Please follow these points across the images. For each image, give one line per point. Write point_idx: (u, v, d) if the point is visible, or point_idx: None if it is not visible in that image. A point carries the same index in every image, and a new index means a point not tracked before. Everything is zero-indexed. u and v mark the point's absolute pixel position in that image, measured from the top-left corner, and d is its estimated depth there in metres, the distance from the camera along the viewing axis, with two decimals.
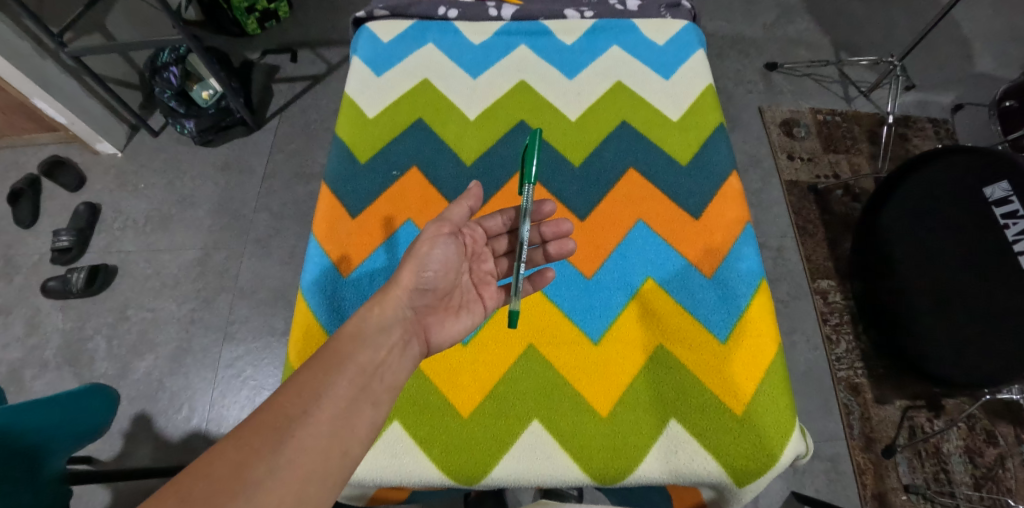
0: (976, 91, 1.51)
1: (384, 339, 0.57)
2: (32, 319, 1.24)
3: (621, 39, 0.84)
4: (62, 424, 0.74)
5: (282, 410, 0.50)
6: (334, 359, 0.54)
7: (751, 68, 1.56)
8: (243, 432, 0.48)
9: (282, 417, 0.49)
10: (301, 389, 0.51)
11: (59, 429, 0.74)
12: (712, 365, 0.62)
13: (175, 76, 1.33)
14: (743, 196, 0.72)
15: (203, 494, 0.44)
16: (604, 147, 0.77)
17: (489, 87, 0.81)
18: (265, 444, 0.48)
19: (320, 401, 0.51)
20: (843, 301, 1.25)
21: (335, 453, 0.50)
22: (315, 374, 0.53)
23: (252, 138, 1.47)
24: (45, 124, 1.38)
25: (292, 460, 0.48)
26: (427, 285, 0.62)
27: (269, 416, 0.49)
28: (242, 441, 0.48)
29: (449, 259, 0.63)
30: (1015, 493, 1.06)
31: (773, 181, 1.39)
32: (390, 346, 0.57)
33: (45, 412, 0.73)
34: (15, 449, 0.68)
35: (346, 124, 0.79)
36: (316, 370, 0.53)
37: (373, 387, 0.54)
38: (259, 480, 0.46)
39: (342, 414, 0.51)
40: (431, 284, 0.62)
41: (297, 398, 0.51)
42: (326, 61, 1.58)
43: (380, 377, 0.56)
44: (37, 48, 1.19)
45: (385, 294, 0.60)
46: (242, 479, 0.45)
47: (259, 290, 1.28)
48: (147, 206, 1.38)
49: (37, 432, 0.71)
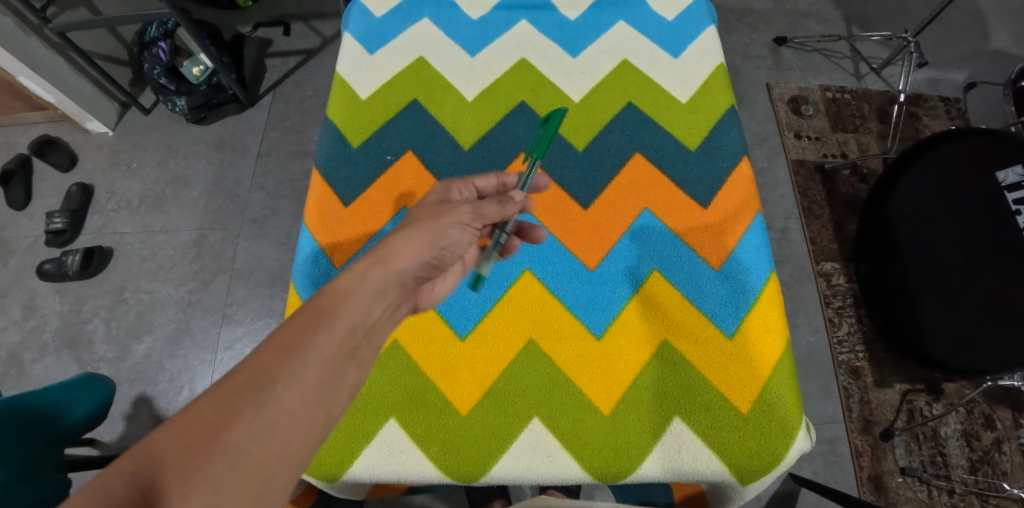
0: (990, 69, 1.46)
1: (378, 301, 0.50)
2: (30, 302, 1.23)
3: (627, 13, 0.80)
4: (66, 403, 0.77)
5: (264, 368, 0.43)
6: (322, 317, 0.47)
7: (759, 42, 1.51)
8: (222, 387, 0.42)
9: (265, 377, 0.42)
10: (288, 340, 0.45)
11: (65, 408, 0.76)
12: (718, 362, 0.61)
13: (163, 52, 1.28)
14: (753, 184, 0.70)
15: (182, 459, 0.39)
16: (610, 131, 0.74)
17: (488, 66, 0.77)
18: (246, 403, 0.41)
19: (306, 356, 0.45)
20: (846, 284, 1.23)
21: (318, 419, 0.44)
22: (299, 333, 0.45)
23: (245, 115, 1.43)
24: (32, 102, 1.34)
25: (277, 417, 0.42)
26: (440, 259, 0.55)
27: (250, 375, 0.42)
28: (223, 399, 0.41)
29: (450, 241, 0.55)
30: (1010, 476, 1.07)
31: (779, 160, 1.36)
32: (385, 309, 0.50)
33: (50, 393, 0.75)
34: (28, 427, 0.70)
35: (338, 106, 0.76)
36: (300, 324, 0.46)
37: (363, 351, 0.48)
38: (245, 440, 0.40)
39: (330, 377, 0.45)
40: (444, 259, 0.55)
41: (281, 359, 0.43)
42: (319, 34, 1.53)
43: (369, 341, 0.49)
44: (20, 25, 1.15)
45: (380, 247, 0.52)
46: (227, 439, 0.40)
47: (257, 272, 1.26)
48: (140, 186, 1.35)
49: (46, 408, 0.74)
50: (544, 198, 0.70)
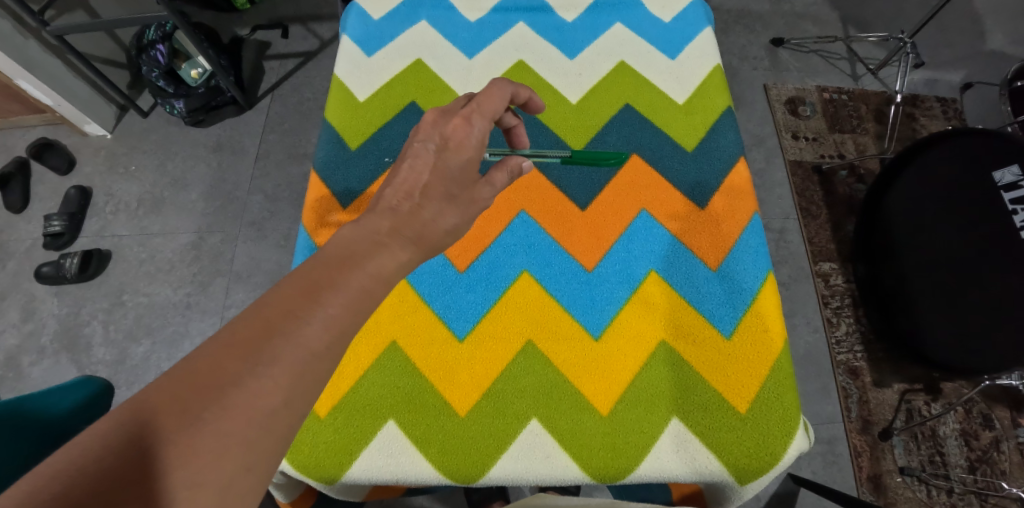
0: (985, 70, 1.47)
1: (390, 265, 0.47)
2: (28, 305, 1.23)
3: (623, 15, 0.80)
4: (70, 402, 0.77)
5: (272, 316, 0.40)
6: (337, 273, 0.44)
7: (756, 43, 1.52)
8: (229, 339, 0.38)
9: (274, 328, 0.39)
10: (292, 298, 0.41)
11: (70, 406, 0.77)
12: (716, 362, 0.61)
13: (162, 55, 1.29)
14: (751, 184, 0.70)
15: (175, 422, 0.35)
16: (607, 132, 0.74)
17: (486, 68, 0.78)
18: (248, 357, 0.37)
19: (314, 314, 0.41)
20: (844, 284, 1.24)
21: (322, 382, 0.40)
22: (311, 288, 0.42)
23: (244, 118, 1.43)
24: (31, 105, 1.34)
25: (276, 379, 0.38)
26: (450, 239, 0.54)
27: (256, 325, 0.39)
28: (221, 355, 0.37)
29: (462, 226, 0.54)
30: (1008, 475, 1.07)
31: (777, 161, 1.37)
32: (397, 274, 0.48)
33: (54, 395, 0.76)
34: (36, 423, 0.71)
35: (336, 109, 0.76)
36: (301, 283, 0.42)
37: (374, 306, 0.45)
38: (245, 405, 0.36)
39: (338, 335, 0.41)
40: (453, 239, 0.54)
41: (289, 311, 0.40)
42: (318, 37, 1.53)
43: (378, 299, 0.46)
44: (18, 27, 1.14)
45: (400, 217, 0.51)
46: (221, 396, 0.36)
47: (255, 274, 1.26)
48: (139, 189, 1.35)
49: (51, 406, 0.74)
50: (542, 199, 0.70)
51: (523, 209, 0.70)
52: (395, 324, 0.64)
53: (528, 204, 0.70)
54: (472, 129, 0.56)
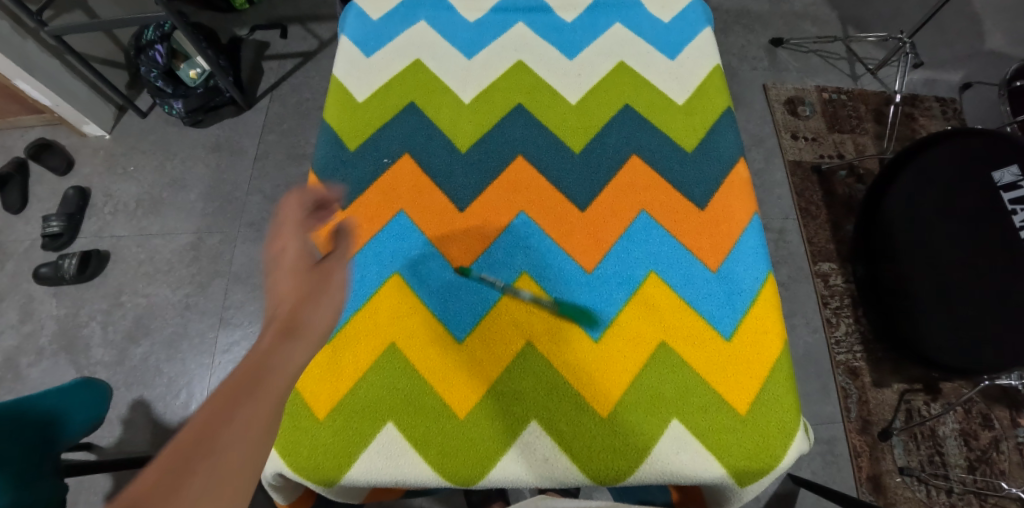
0: (984, 70, 1.47)
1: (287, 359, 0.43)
2: (26, 306, 1.22)
3: (623, 15, 0.80)
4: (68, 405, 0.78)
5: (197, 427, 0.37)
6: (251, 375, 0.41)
7: (755, 43, 1.52)
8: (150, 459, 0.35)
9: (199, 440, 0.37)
10: (202, 419, 0.37)
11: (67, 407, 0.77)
12: (715, 363, 0.61)
13: (161, 55, 1.28)
14: (750, 185, 0.70)
15: None
16: (607, 133, 0.74)
17: (484, 68, 0.77)
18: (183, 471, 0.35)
19: (243, 413, 0.39)
20: (843, 284, 1.24)
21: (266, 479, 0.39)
22: (223, 397, 0.39)
23: (243, 118, 1.43)
24: (29, 106, 1.34)
25: (214, 485, 0.36)
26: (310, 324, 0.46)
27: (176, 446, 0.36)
28: (147, 477, 0.35)
29: (314, 312, 0.47)
30: (1007, 475, 1.07)
31: (776, 161, 1.37)
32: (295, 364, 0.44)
33: (52, 397, 0.77)
34: (33, 423, 0.71)
35: (335, 110, 0.75)
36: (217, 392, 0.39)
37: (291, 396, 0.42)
38: None
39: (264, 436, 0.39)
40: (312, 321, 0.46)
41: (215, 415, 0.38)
42: (317, 37, 1.53)
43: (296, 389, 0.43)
44: (16, 28, 1.14)
45: (290, 315, 0.46)
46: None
47: (254, 275, 1.26)
48: (137, 189, 1.35)
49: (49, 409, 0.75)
50: (541, 200, 0.70)
51: (522, 210, 0.70)
52: (394, 326, 0.64)
53: (527, 205, 0.70)
54: (285, 241, 0.51)
